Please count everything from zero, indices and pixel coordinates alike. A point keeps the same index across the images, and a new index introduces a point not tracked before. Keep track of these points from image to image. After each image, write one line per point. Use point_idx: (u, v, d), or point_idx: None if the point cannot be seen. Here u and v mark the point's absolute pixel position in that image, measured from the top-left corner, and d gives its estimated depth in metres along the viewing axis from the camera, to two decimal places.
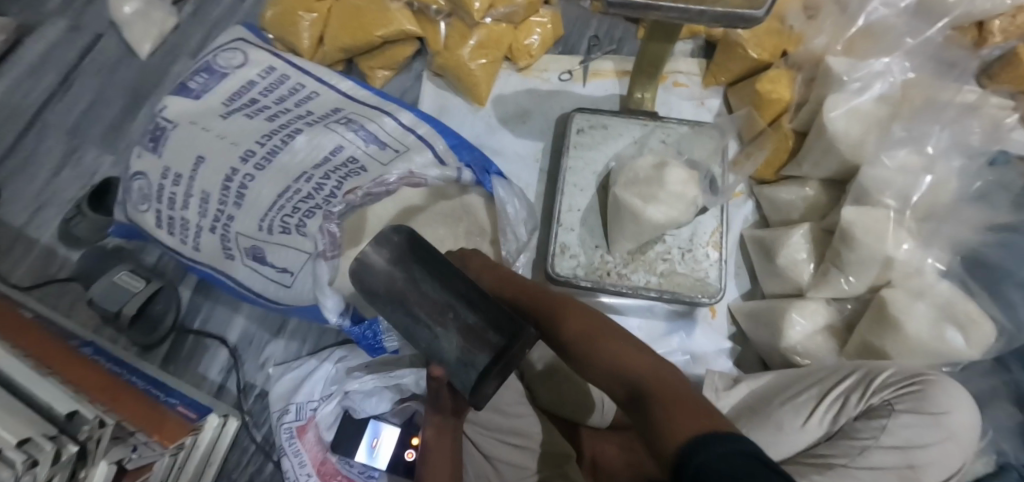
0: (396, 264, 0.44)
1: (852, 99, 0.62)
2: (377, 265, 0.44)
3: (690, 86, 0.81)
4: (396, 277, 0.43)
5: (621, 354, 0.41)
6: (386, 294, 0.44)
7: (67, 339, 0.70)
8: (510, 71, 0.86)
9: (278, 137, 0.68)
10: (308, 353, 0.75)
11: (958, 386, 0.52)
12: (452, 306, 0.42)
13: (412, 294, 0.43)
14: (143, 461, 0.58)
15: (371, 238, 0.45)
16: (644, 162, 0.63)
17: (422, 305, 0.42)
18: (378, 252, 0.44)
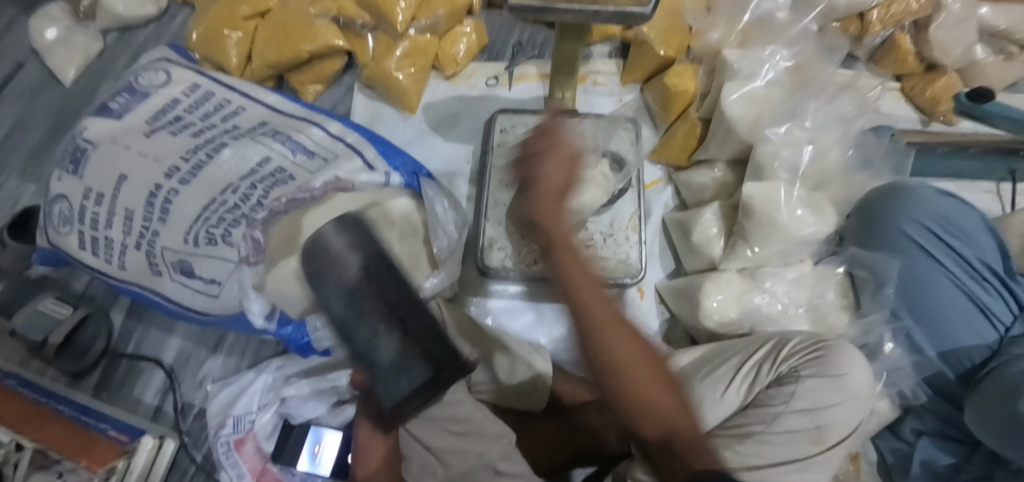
0: (359, 257, 0.43)
1: (744, 85, 0.67)
2: (334, 247, 0.43)
3: (609, 85, 0.87)
4: (348, 264, 0.42)
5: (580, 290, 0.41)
6: (337, 283, 0.42)
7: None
8: (437, 79, 0.89)
9: (202, 153, 0.69)
10: (247, 367, 0.74)
11: (854, 347, 0.53)
12: (402, 308, 0.42)
13: (366, 286, 0.42)
14: None
15: (337, 220, 0.45)
16: None
17: (374, 301, 0.42)
18: (339, 236, 0.44)
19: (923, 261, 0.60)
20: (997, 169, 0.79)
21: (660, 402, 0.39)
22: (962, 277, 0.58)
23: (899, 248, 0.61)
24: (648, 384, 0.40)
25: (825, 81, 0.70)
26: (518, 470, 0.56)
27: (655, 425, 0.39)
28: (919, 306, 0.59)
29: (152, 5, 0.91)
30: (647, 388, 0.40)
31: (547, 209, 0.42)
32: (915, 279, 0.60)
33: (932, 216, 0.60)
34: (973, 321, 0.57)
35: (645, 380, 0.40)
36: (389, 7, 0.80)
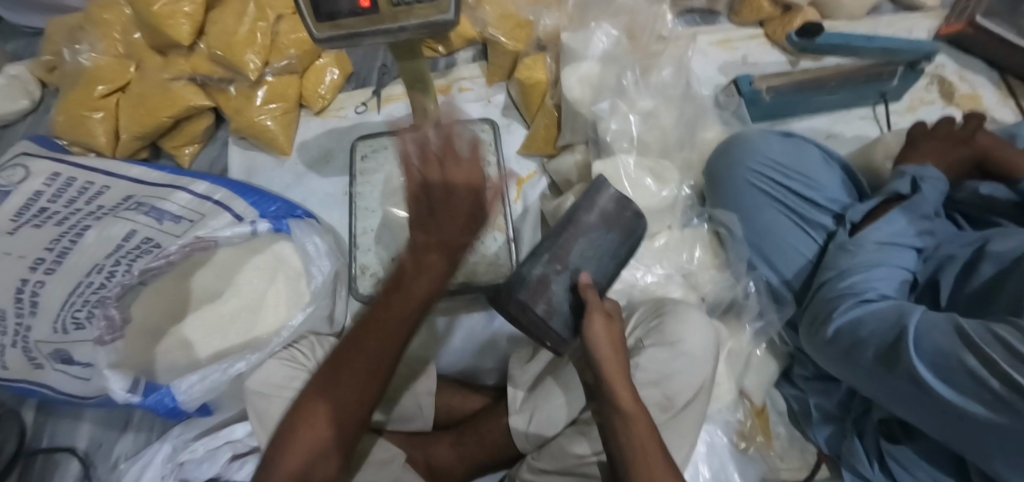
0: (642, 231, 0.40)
1: (578, 67, 0.67)
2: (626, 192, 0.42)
3: (475, 89, 0.86)
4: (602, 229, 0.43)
5: (615, 371, 0.46)
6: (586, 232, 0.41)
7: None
8: (308, 117, 0.89)
9: (65, 239, 0.69)
10: (157, 438, 0.75)
11: (693, 309, 0.52)
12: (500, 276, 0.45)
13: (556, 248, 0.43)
14: None
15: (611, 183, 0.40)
16: None
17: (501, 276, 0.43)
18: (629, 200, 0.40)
19: (769, 207, 0.62)
20: (868, 94, 0.79)
21: (645, 452, 0.43)
22: (806, 216, 0.61)
23: (745, 197, 0.63)
24: (653, 463, 0.43)
25: (653, 47, 0.71)
26: None
27: None
28: (769, 250, 0.62)
29: (25, 98, 0.90)
30: (640, 451, 0.43)
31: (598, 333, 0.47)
32: (761, 225, 0.62)
33: (770, 162, 0.62)
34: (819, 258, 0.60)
35: (647, 450, 0.43)
36: (239, 57, 0.80)
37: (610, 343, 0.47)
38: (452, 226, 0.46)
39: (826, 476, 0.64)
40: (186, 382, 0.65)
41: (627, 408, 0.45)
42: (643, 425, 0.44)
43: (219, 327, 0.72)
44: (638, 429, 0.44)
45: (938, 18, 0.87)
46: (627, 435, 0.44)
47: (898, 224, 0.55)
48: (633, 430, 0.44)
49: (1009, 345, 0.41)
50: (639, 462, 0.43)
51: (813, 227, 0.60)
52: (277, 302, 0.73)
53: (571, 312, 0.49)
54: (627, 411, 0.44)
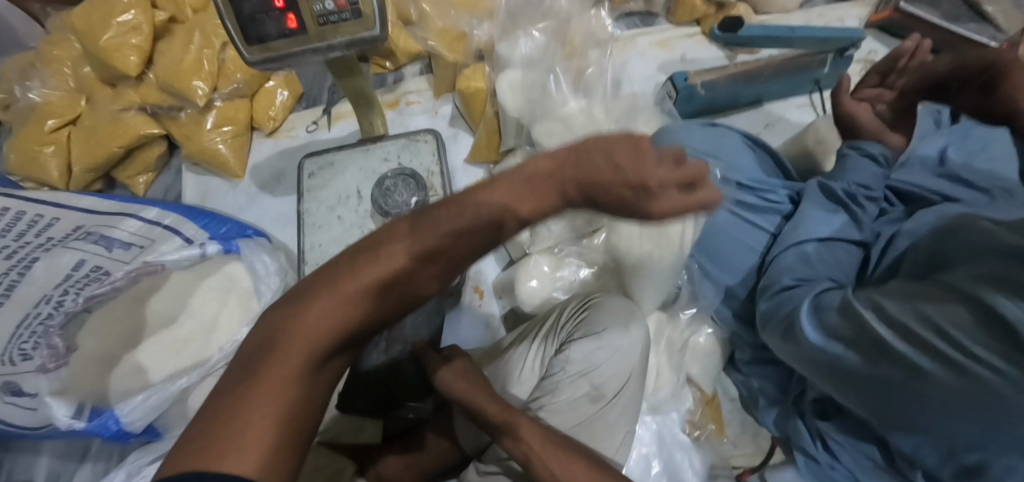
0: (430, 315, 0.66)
1: (511, 71, 0.69)
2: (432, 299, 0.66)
3: (422, 102, 0.87)
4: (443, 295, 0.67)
5: (477, 393, 0.48)
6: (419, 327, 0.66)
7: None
8: (261, 138, 0.91)
9: (13, 272, 0.66)
10: (116, 465, 0.75)
11: (617, 300, 0.53)
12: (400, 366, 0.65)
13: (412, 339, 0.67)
14: None
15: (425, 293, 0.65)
16: None
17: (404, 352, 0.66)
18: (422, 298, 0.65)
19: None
20: (804, 83, 0.79)
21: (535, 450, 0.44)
22: (732, 198, 0.61)
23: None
24: (551, 458, 0.44)
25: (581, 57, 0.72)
26: None
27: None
28: (701, 238, 0.62)
29: None
30: (535, 451, 0.44)
31: (451, 376, 0.50)
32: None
33: (692, 149, 0.62)
34: (751, 239, 0.61)
35: (538, 448, 0.44)
36: (185, 84, 0.81)
37: (456, 376, 0.50)
38: (537, 198, 0.38)
39: (781, 459, 0.63)
40: (131, 406, 0.66)
41: (505, 420, 0.45)
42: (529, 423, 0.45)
43: (174, 355, 0.74)
44: (519, 434, 0.45)
45: (868, 6, 0.87)
46: (515, 440, 0.45)
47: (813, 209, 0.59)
48: (517, 432, 0.45)
49: (883, 310, 0.45)
50: (540, 469, 0.44)
51: (739, 208, 0.61)
52: (228, 322, 0.75)
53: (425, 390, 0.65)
54: (501, 422, 0.46)
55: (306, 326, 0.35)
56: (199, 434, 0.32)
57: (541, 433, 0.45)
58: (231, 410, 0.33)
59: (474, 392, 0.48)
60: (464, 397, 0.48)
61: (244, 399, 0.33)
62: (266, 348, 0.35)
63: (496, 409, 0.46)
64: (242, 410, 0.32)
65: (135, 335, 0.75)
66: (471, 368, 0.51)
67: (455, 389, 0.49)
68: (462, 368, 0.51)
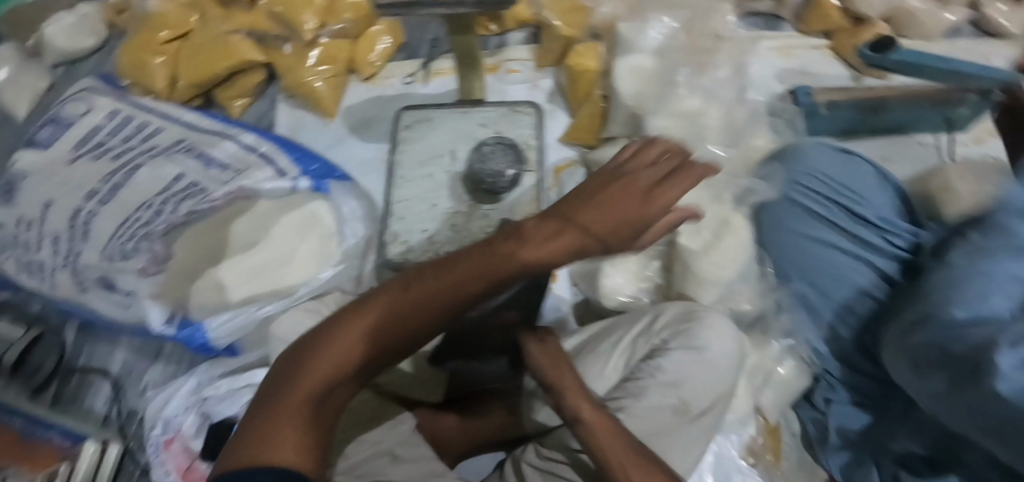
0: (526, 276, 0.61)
1: (630, 58, 0.68)
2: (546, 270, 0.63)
3: (522, 71, 0.85)
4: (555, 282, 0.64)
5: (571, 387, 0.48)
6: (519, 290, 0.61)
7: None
8: (356, 82, 0.90)
9: (119, 175, 0.74)
10: (184, 372, 0.78)
11: (723, 317, 0.53)
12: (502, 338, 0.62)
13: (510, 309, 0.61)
14: None
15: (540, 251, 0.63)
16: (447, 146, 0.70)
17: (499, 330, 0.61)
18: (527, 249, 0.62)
19: (806, 219, 0.58)
20: (932, 120, 0.76)
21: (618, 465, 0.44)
22: (855, 233, 0.57)
23: (782, 210, 0.60)
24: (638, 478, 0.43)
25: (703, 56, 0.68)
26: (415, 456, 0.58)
27: None
28: (804, 265, 0.57)
29: (92, 37, 0.94)
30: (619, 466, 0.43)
31: (549, 364, 0.49)
32: (797, 236, 0.58)
33: (818, 173, 0.59)
34: (862, 278, 0.56)
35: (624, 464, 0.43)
36: (295, 16, 0.82)
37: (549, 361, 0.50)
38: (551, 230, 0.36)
39: None
40: (218, 322, 0.70)
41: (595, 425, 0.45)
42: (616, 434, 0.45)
43: (252, 282, 0.73)
44: (605, 443, 0.44)
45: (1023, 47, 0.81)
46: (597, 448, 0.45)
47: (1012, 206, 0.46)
48: (602, 440, 0.45)
49: None
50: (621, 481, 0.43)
51: (862, 246, 0.57)
52: (306, 256, 0.74)
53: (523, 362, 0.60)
54: (590, 422, 0.46)
55: (327, 351, 0.36)
56: (246, 434, 0.34)
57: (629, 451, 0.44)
58: (274, 408, 0.35)
59: (563, 385, 0.48)
60: (557, 390, 0.48)
61: (269, 421, 0.34)
62: (289, 370, 0.36)
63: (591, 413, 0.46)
64: (274, 423, 0.34)
65: (219, 253, 0.75)
66: (566, 359, 0.50)
67: (545, 374, 0.49)
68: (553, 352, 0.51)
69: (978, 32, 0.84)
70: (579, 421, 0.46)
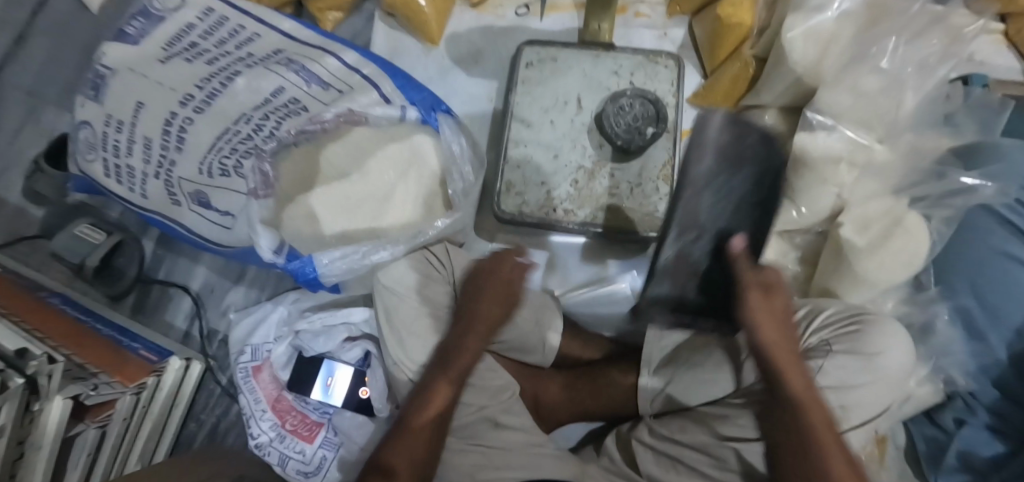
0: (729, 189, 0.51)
1: (812, 17, 0.56)
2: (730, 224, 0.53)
3: (652, 16, 0.77)
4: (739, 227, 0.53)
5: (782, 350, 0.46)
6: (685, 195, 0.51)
7: (32, 289, 0.72)
8: (464, 8, 0.81)
9: (216, 81, 0.68)
10: (267, 299, 0.76)
11: (894, 324, 0.49)
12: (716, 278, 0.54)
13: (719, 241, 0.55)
14: (102, 398, 0.60)
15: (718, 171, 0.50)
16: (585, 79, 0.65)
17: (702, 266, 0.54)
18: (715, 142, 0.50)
19: (996, 229, 0.57)
20: None
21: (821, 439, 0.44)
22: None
23: (972, 216, 0.58)
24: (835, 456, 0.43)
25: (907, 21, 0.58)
26: (521, 424, 0.57)
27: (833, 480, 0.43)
28: (979, 276, 0.56)
29: None
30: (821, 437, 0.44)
31: (765, 322, 0.46)
32: (983, 247, 0.57)
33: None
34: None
35: (825, 441, 0.44)
36: None
37: (772, 323, 0.46)
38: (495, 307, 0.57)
39: None
40: (333, 256, 0.59)
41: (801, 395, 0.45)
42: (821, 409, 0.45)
43: (347, 218, 0.68)
44: (812, 416, 0.44)
45: None
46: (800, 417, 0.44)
47: None
48: (806, 411, 0.45)
49: None
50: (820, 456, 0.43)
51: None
52: (404, 199, 0.70)
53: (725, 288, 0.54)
54: (796, 392, 0.45)
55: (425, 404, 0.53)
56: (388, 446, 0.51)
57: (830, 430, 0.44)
58: (402, 433, 0.52)
59: (773, 349, 0.46)
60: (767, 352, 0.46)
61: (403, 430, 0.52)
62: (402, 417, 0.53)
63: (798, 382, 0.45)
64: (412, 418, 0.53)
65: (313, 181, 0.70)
66: (781, 321, 0.47)
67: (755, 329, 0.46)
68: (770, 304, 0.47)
69: None
70: (789, 390, 0.45)
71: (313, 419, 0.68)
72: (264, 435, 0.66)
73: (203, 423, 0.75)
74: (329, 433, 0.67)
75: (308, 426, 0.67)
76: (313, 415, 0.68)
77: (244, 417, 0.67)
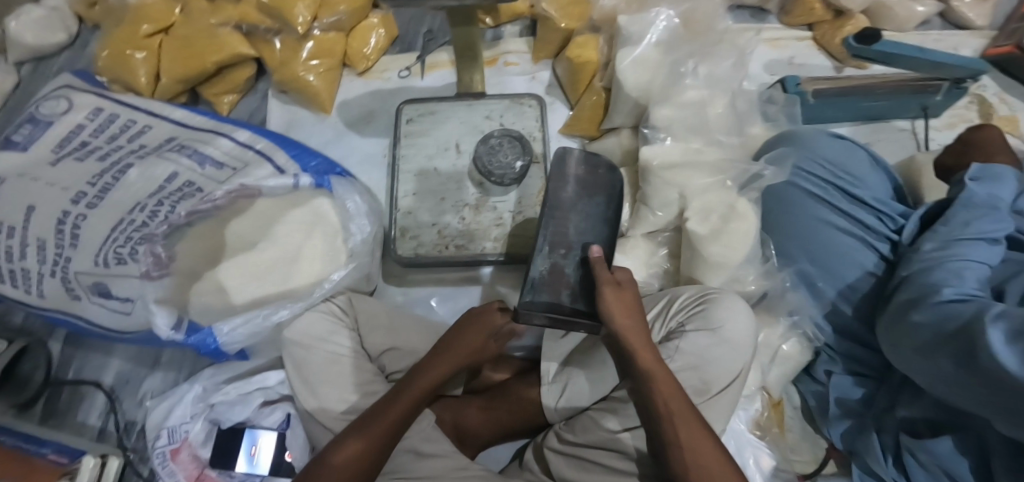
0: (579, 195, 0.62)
1: (635, 50, 0.67)
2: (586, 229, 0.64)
3: (520, 64, 0.85)
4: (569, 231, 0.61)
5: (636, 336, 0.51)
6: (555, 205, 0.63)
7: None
8: (351, 76, 0.88)
9: (108, 175, 0.71)
10: (184, 380, 0.76)
11: (738, 298, 0.54)
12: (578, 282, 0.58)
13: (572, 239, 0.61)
14: None
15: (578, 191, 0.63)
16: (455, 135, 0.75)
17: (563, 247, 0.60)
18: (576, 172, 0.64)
19: (811, 202, 0.62)
20: (910, 106, 0.79)
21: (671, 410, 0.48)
22: (856, 215, 0.61)
23: (788, 193, 0.64)
24: (688, 426, 0.47)
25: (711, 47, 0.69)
26: (439, 450, 0.59)
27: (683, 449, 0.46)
28: (810, 246, 0.62)
29: (62, 33, 0.89)
30: (670, 410, 0.47)
31: (619, 311, 0.52)
32: (805, 220, 0.63)
33: (818, 158, 0.63)
34: (859, 255, 0.60)
35: (675, 413, 0.47)
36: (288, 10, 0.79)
37: (624, 310, 0.52)
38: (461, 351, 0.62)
39: (832, 471, 0.64)
40: (229, 325, 0.65)
41: (653, 373, 0.49)
42: (672, 384, 0.49)
43: (256, 284, 0.71)
44: (663, 391, 0.48)
45: (986, 38, 0.85)
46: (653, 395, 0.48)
47: (961, 213, 0.55)
48: (656, 387, 0.48)
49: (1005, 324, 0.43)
50: (669, 428, 0.47)
51: (862, 227, 0.61)
52: (312, 256, 0.72)
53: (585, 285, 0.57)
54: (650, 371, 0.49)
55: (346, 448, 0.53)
56: None
57: (682, 403, 0.48)
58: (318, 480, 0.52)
59: (626, 335, 0.51)
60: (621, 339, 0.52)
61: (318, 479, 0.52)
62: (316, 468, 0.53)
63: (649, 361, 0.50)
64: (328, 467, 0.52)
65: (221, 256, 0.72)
66: (637, 309, 0.53)
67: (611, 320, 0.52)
68: (622, 297, 0.53)
69: (948, 23, 0.87)
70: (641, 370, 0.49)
71: None
72: None
73: None
74: None
75: None
76: None
77: None
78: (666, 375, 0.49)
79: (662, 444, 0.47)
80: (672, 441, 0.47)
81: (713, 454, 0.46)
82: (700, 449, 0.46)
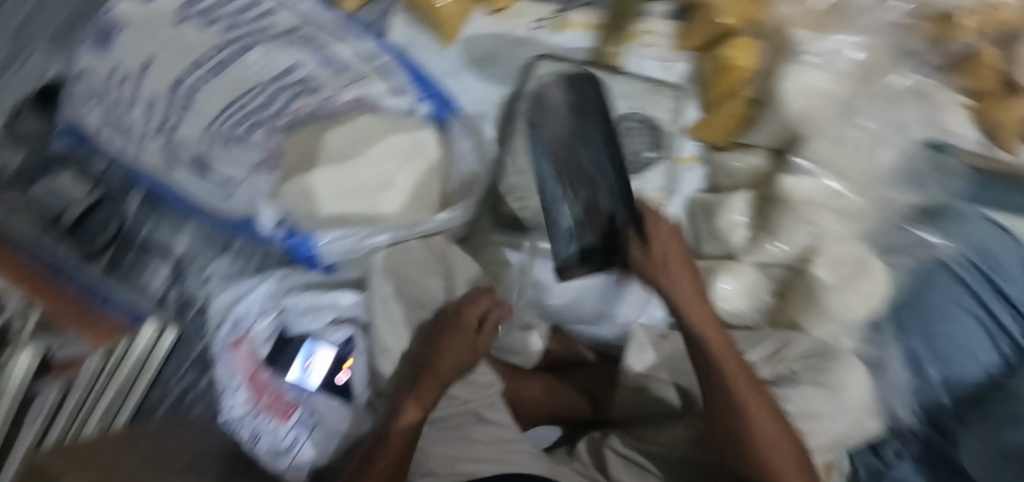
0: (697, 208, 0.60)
1: (807, 73, 0.64)
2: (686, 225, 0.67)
3: (659, 47, 0.80)
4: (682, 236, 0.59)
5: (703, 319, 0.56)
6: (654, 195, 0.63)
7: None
8: (482, 14, 0.80)
9: (230, 49, 0.68)
10: (251, 273, 0.74)
11: (858, 365, 0.57)
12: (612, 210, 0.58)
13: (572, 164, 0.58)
14: (68, 353, 0.63)
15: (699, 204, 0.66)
16: (585, 105, 0.70)
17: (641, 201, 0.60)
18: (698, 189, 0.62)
19: (954, 287, 0.65)
20: None
21: (751, 414, 0.51)
22: (994, 312, 0.63)
23: (933, 273, 0.66)
24: (756, 410, 0.51)
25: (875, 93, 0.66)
26: (501, 420, 0.61)
27: (757, 432, 0.50)
28: (931, 324, 0.65)
29: None
30: (745, 399, 0.52)
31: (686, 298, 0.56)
32: (940, 302, 0.65)
33: (977, 248, 0.65)
34: (981, 350, 0.63)
35: (746, 398, 0.52)
36: None
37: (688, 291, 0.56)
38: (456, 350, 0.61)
39: None
40: (338, 238, 0.67)
41: (724, 365, 0.54)
42: (750, 383, 0.53)
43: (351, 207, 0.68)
44: (733, 377, 0.53)
45: None
46: (721, 383, 0.53)
47: None
48: (733, 385, 0.53)
49: None
50: (748, 412, 0.51)
51: (996, 325, 0.63)
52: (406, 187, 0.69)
53: (591, 230, 0.59)
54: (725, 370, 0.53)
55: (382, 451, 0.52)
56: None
57: (757, 397, 0.52)
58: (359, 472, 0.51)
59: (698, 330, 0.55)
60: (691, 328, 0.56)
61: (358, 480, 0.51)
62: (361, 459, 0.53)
63: (724, 354, 0.54)
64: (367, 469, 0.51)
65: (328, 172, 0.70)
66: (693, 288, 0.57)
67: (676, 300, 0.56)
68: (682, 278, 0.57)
69: None
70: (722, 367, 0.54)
71: (289, 399, 0.65)
72: (236, 409, 0.66)
73: (167, 395, 0.73)
74: (303, 414, 0.64)
75: (283, 406, 0.65)
76: (288, 393, 0.65)
77: (220, 388, 0.67)
78: (739, 369, 0.54)
79: (743, 433, 0.51)
80: (753, 441, 0.50)
81: (784, 441, 0.50)
82: (767, 430, 0.50)
